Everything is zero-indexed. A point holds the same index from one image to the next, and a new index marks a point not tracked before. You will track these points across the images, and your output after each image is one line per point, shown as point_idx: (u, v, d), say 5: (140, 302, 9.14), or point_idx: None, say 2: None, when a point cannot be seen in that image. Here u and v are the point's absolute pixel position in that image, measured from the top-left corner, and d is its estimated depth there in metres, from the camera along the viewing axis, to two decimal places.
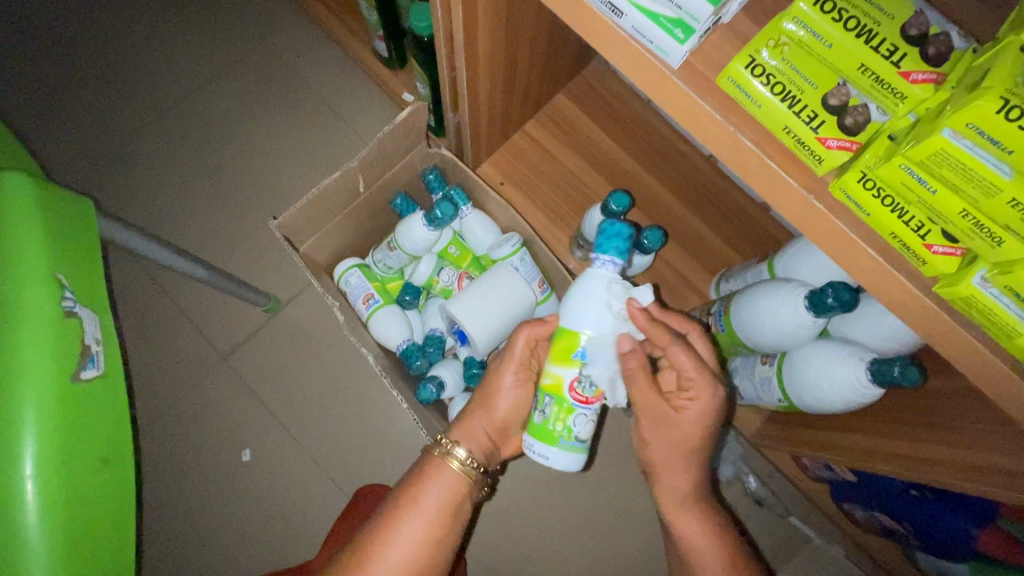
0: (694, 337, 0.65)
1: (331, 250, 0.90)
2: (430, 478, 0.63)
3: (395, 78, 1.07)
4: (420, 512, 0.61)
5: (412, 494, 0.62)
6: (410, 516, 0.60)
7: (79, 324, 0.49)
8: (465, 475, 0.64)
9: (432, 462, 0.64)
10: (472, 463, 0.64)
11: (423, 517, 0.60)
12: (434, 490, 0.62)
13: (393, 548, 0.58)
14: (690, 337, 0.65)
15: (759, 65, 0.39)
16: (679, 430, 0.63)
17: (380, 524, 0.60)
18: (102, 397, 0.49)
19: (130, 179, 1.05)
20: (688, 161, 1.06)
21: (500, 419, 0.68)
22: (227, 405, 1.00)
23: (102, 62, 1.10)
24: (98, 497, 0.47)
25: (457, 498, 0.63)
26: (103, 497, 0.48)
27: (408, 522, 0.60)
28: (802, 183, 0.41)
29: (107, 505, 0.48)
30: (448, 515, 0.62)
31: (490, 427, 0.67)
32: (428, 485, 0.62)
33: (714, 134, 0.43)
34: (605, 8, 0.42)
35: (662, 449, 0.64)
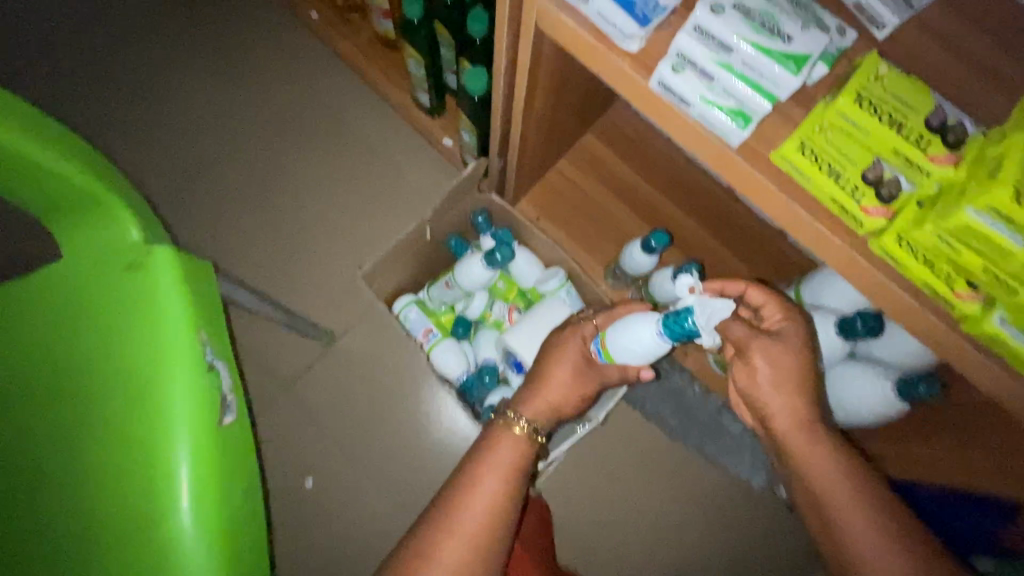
0: (753, 291, 0.65)
1: (390, 288, 0.98)
2: (498, 441, 0.72)
3: (436, 124, 1.16)
4: (493, 470, 0.69)
5: (484, 455, 0.70)
6: (485, 473, 0.69)
7: (217, 374, 0.55)
8: (527, 438, 0.72)
9: (498, 430, 0.73)
10: (533, 431, 0.73)
11: (496, 473, 0.69)
12: (504, 452, 0.71)
13: (474, 501, 0.66)
14: (747, 291, 0.65)
15: (808, 147, 0.48)
16: (783, 354, 0.62)
17: (459, 484, 0.68)
18: (237, 442, 0.54)
19: (197, 225, 1.14)
20: (710, 191, 1.15)
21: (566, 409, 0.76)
22: (291, 433, 1.08)
23: (167, 119, 1.20)
24: (241, 526, 0.51)
25: (524, 459, 0.71)
26: (245, 526, 0.51)
27: (484, 477, 0.68)
28: (846, 241, 0.49)
29: (249, 538, 0.51)
30: (517, 471, 0.70)
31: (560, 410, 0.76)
32: (496, 450, 0.71)
33: (768, 199, 0.51)
34: (675, 98, 0.51)
35: (778, 381, 0.63)
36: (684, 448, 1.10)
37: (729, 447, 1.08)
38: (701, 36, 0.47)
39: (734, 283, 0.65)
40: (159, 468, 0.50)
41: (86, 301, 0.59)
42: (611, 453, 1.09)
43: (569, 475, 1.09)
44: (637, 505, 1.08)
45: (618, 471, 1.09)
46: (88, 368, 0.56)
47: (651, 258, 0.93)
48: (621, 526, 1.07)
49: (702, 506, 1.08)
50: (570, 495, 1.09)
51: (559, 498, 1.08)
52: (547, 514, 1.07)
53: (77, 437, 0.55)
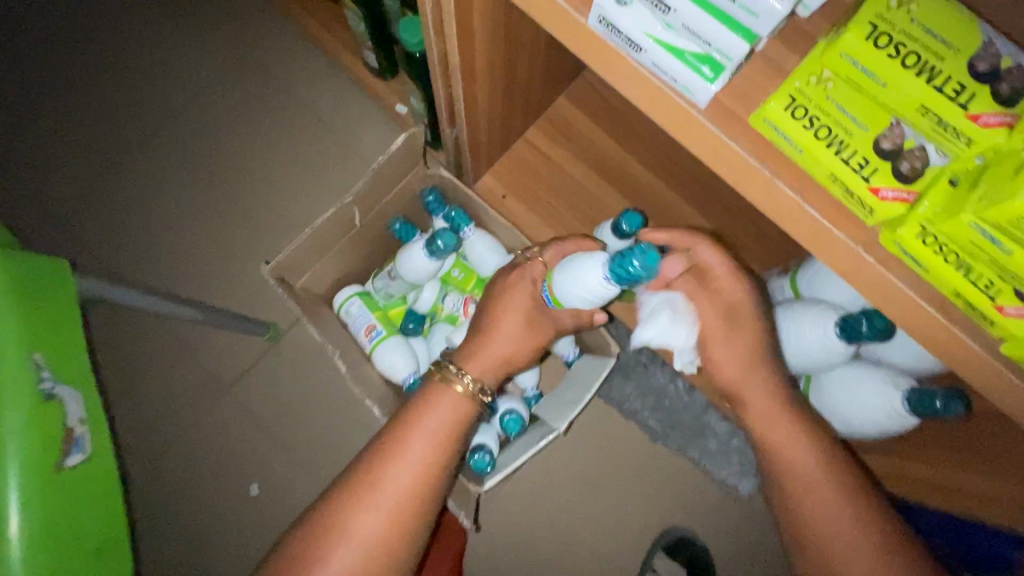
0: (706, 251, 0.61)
1: (329, 279, 0.87)
2: (433, 402, 0.60)
3: (388, 89, 1.02)
4: (425, 433, 0.58)
5: (414, 419, 0.59)
6: (416, 437, 0.58)
7: (62, 406, 0.47)
8: (470, 398, 0.61)
9: (435, 386, 0.61)
10: (477, 388, 0.60)
11: (428, 437, 0.58)
12: (439, 412, 0.60)
13: (401, 468, 0.57)
14: (698, 250, 0.62)
15: (800, 107, 0.35)
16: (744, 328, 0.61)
17: (386, 446, 0.58)
18: (87, 484, 0.48)
19: (122, 208, 1.02)
20: (699, 162, 1.01)
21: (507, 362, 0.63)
22: (230, 438, 0.97)
23: (87, 87, 1.06)
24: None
25: (461, 420, 0.60)
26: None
27: (414, 442, 0.58)
28: (850, 234, 0.37)
29: None
30: (453, 435, 0.59)
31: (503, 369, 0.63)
32: (430, 409, 0.60)
33: (747, 177, 0.39)
34: (621, 42, 0.37)
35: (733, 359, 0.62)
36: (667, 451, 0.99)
37: (715, 450, 0.97)
38: None
39: (684, 242, 0.61)
40: None
41: None
42: (585, 457, 0.99)
43: (539, 481, 0.98)
44: (614, 512, 0.98)
45: (593, 476, 0.98)
46: None
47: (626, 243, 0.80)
48: (597, 537, 0.97)
49: (686, 513, 0.98)
50: (541, 504, 0.98)
51: (528, 508, 0.97)
52: (515, 525, 0.97)
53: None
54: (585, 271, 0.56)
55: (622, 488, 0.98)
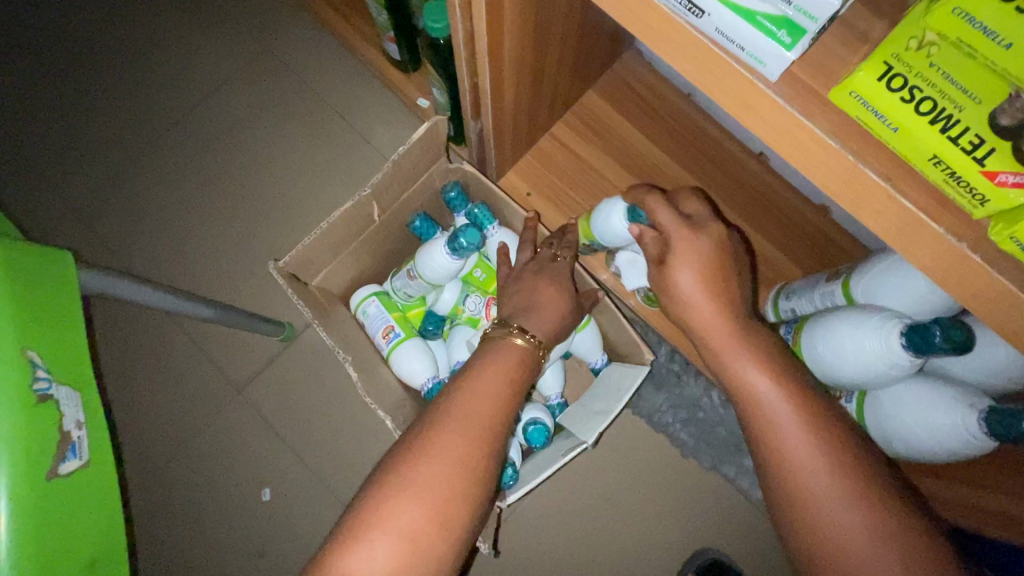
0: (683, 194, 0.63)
1: (346, 278, 0.83)
2: (497, 356, 0.56)
3: (409, 82, 0.98)
4: (500, 372, 0.54)
5: (474, 374, 0.54)
6: (490, 374, 0.54)
7: (57, 408, 0.44)
8: (527, 357, 0.58)
9: (497, 341, 0.58)
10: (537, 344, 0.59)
11: (500, 376, 0.54)
12: (509, 358, 0.56)
13: (475, 404, 0.51)
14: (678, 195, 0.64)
15: (898, 75, 0.29)
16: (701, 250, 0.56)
17: (458, 382, 0.53)
18: (82, 493, 0.44)
19: (139, 203, 1.00)
20: (736, 159, 0.95)
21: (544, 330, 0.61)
22: (243, 441, 0.94)
23: (104, 78, 1.04)
24: None
25: (529, 371, 0.57)
26: None
27: (487, 379, 0.53)
28: (947, 226, 0.31)
29: None
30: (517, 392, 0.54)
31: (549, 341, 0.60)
32: (500, 351, 0.57)
33: (826, 164, 0.33)
34: (680, 6, 0.33)
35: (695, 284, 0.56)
36: (698, 465, 0.93)
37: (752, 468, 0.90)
38: None
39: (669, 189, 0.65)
40: None
41: None
42: (611, 470, 0.93)
43: (563, 494, 0.93)
44: (642, 529, 0.92)
45: (620, 491, 0.93)
46: None
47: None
48: (625, 556, 0.91)
49: (719, 533, 0.92)
50: (565, 519, 0.92)
51: (551, 523, 0.92)
52: (537, 540, 0.92)
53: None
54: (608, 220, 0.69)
55: (650, 504, 0.93)
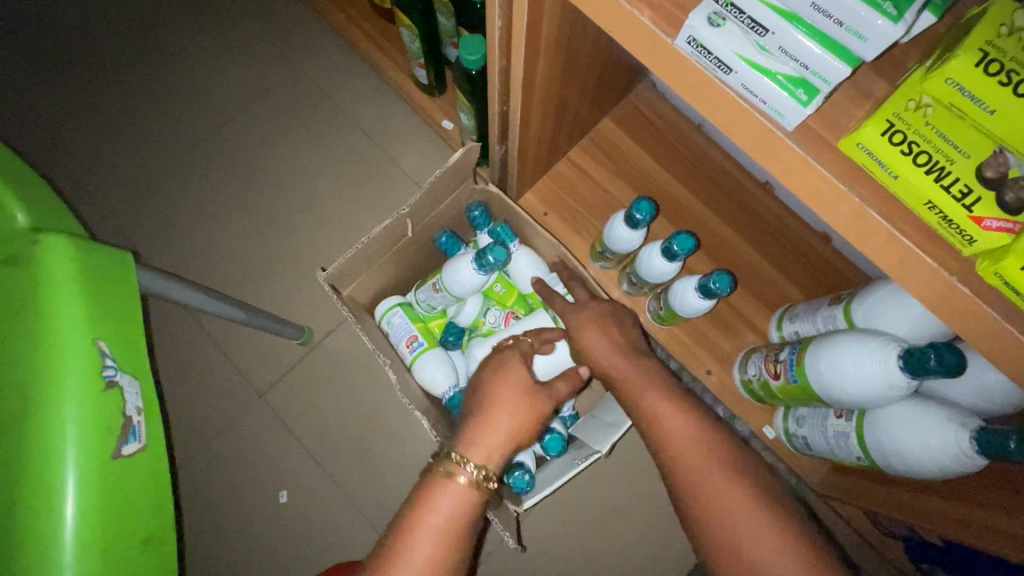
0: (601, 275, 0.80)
1: (373, 289, 0.88)
2: (435, 500, 0.56)
3: (434, 105, 1.04)
4: (428, 535, 0.54)
5: (414, 521, 0.55)
6: (419, 540, 0.54)
7: (120, 394, 0.47)
8: (470, 486, 0.57)
9: (436, 479, 0.58)
10: (482, 474, 0.58)
11: (431, 541, 0.54)
12: (452, 505, 0.56)
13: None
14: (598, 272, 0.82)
15: (899, 132, 0.34)
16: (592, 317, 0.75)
17: (389, 552, 0.53)
18: (143, 475, 0.47)
19: (171, 210, 1.04)
20: (742, 187, 1.00)
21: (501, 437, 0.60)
22: (263, 444, 0.97)
23: (144, 91, 1.10)
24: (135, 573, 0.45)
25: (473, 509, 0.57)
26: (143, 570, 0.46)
27: (417, 547, 0.53)
28: (941, 262, 0.36)
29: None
30: (459, 532, 0.55)
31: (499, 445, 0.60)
32: (436, 504, 0.56)
33: (834, 202, 0.38)
34: (709, 63, 0.37)
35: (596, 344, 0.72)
36: None
37: None
38: None
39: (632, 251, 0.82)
40: (37, 500, 0.42)
41: None
42: (618, 482, 0.96)
43: (572, 505, 0.96)
44: (647, 540, 0.95)
45: (625, 502, 0.96)
46: None
47: (710, 303, 0.78)
48: (628, 566, 0.94)
49: None
50: (572, 528, 0.95)
51: (558, 531, 0.95)
52: (545, 549, 0.94)
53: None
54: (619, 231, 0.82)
55: (656, 516, 0.96)
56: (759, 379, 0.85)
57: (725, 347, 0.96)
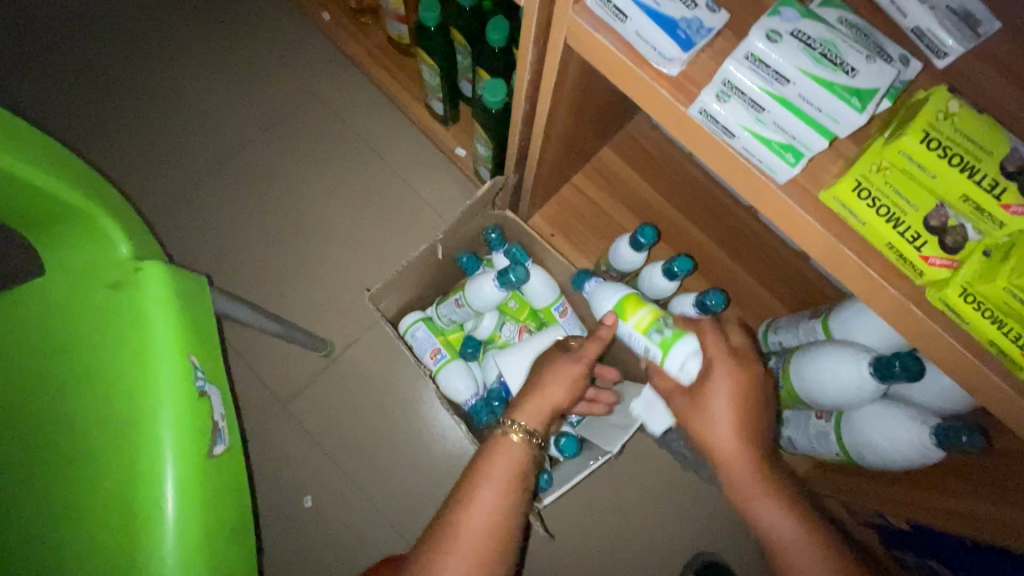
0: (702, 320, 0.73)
1: (397, 305, 0.95)
2: (496, 456, 0.66)
3: (448, 133, 1.12)
4: (492, 486, 0.64)
5: (480, 473, 0.65)
6: (482, 489, 0.63)
7: (209, 402, 0.53)
8: (526, 447, 0.67)
9: (496, 442, 0.67)
10: (534, 438, 0.68)
11: (495, 488, 0.63)
12: (510, 459, 0.66)
13: (473, 522, 0.61)
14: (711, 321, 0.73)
15: (866, 189, 0.44)
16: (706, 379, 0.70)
17: (459, 503, 0.63)
18: (231, 471, 0.53)
19: (199, 229, 1.10)
20: (729, 210, 1.10)
21: (551, 402, 0.70)
22: (288, 451, 1.03)
23: (169, 116, 1.16)
24: (230, 561, 0.51)
25: (527, 465, 0.67)
26: (235, 559, 0.51)
27: (481, 494, 0.63)
28: (899, 289, 0.45)
29: (240, 567, 0.51)
30: (515, 482, 0.65)
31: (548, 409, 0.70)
32: (494, 461, 0.66)
33: (816, 242, 0.48)
34: (717, 129, 0.47)
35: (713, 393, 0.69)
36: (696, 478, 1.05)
37: None
38: (753, 63, 0.42)
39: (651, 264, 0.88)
40: (149, 487, 0.49)
41: (59, 303, 0.54)
42: (621, 481, 1.05)
43: (579, 503, 1.04)
44: (648, 535, 1.03)
45: (628, 500, 1.04)
46: (52, 393, 0.52)
47: (705, 317, 0.87)
48: (632, 558, 1.02)
49: (715, 538, 1.04)
50: (579, 524, 1.03)
51: (566, 527, 1.03)
52: (555, 544, 1.02)
53: (47, 443, 0.51)
54: (622, 249, 0.91)
55: (655, 513, 1.04)
56: None
57: None
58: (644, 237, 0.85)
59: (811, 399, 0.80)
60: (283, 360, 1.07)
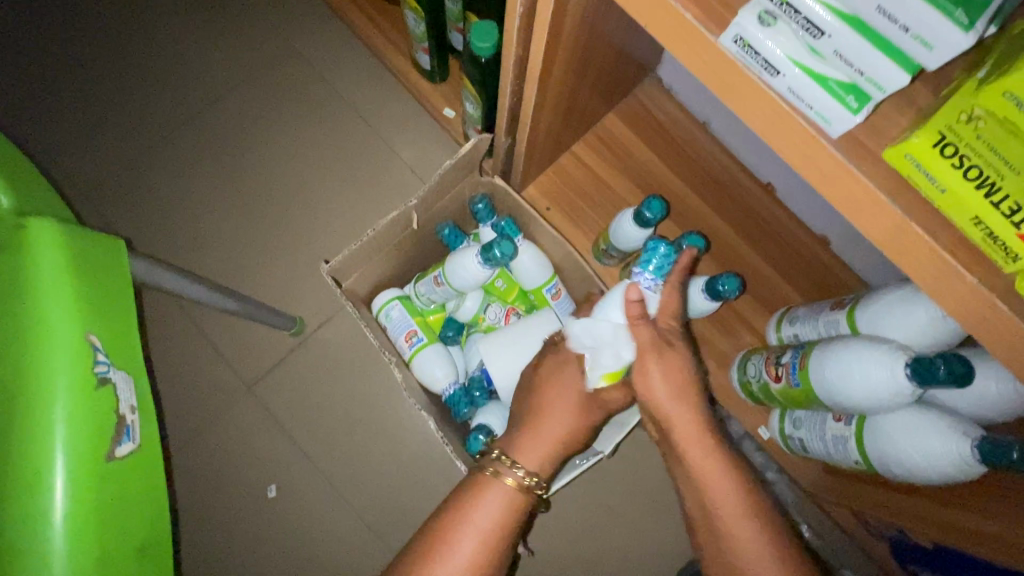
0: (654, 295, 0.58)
1: (371, 282, 0.85)
2: (483, 498, 0.59)
3: (436, 92, 1.00)
4: (473, 534, 0.57)
5: (464, 518, 0.58)
6: (465, 537, 0.57)
7: (113, 392, 0.44)
8: (518, 492, 0.60)
9: (485, 480, 0.60)
10: (530, 483, 0.60)
11: (475, 537, 0.57)
12: (497, 505, 0.59)
13: (445, 575, 0.55)
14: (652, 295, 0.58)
15: (951, 144, 0.33)
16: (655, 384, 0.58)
17: (432, 549, 0.56)
18: (139, 474, 0.44)
19: (156, 193, 0.99)
20: (744, 187, 1.00)
21: (553, 441, 0.62)
22: (252, 438, 0.94)
23: (124, 64, 1.04)
24: None
25: (515, 513, 0.60)
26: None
27: (462, 540, 0.57)
28: (982, 278, 0.35)
29: None
30: (501, 533, 0.58)
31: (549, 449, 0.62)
32: (480, 506, 0.59)
33: (875, 216, 0.38)
34: (757, 65, 0.36)
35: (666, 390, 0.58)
36: None
37: None
38: None
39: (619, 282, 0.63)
40: (23, 508, 0.39)
41: None
42: (614, 480, 0.96)
43: (568, 502, 0.96)
44: (642, 539, 0.95)
45: (621, 501, 0.96)
46: None
47: (715, 304, 0.77)
48: (622, 563, 0.94)
49: None
50: (568, 525, 0.95)
51: (553, 528, 0.95)
52: (541, 546, 0.94)
53: None
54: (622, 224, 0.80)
55: (650, 515, 0.96)
56: (759, 381, 0.85)
57: (724, 348, 0.96)
58: (650, 211, 0.74)
59: (831, 403, 0.71)
60: (248, 340, 0.97)
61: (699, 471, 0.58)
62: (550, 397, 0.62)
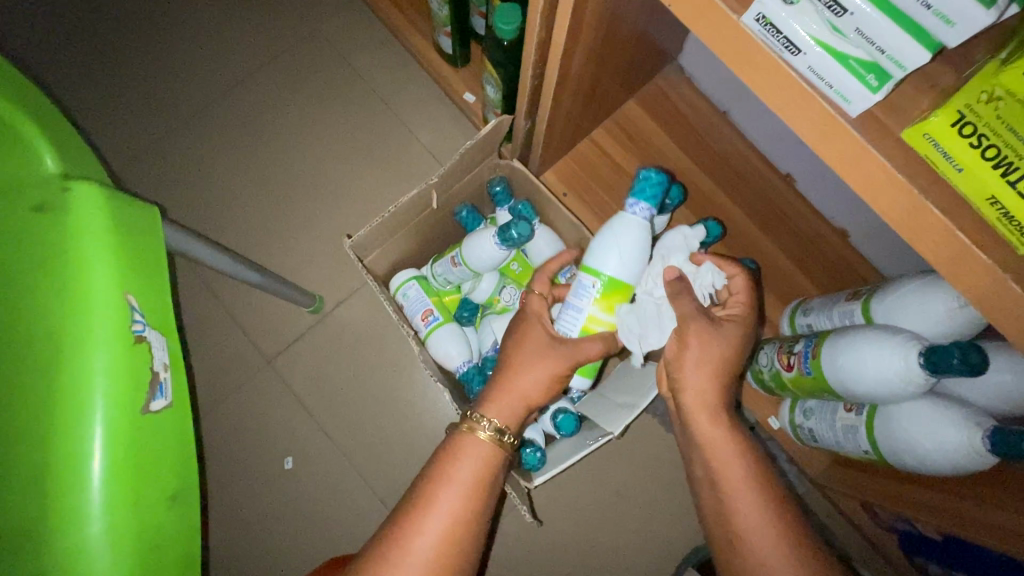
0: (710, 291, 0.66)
1: (390, 260, 0.87)
2: (461, 453, 0.60)
3: (457, 76, 1.01)
4: (452, 486, 0.58)
5: (443, 472, 0.59)
6: (446, 489, 0.58)
7: (149, 349, 0.46)
8: (494, 445, 0.61)
9: (462, 436, 0.62)
10: (504, 436, 0.62)
11: (455, 490, 0.58)
12: (476, 459, 0.60)
13: (428, 528, 0.56)
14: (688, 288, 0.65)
15: (970, 123, 0.33)
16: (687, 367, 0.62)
17: (414, 507, 0.57)
18: (169, 430, 0.46)
19: (184, 170, 1.02)
20: (763, 177, 1.00)
21: (524, 394, 0.63)
22: (271, 410, 0.97)
23: (155, 43, 1.06)
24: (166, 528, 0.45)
25: (494, 466, 0.61)
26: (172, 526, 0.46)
27: (442, 494, 0.58)
28: (996, 259, 0.36)
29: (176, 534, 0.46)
30: (481, 485, 0.59)
31: (521, 401, 0.64)
32: (457, 461, 0.60)
33: (892, 197, 0.38)
34: (778, 44, 0.37)
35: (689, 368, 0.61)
36: None
37: None
38: None
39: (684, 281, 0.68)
40: (65, 450, 0.41)
41: None
42: (623, 464, 0.98)
43: (576, 484, 0.97)
44: (649, 523, 0.96)
45: (629, 484, 0.97)
46: None
47: None
48: (628, 545, 0.96)
49: None
50: (575, 506, 0.97)
51: (561, 508, 0.97)
52: (548, 525, 0.96)
53: None
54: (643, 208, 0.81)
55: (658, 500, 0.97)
56: (770, 370, 0.85)
57: None
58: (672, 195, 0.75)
59: (843, 391, 0.71)
60: (269, 316, 1.00)
61: (710, 447, 0.60)
62: (520, 352, 0.64)
